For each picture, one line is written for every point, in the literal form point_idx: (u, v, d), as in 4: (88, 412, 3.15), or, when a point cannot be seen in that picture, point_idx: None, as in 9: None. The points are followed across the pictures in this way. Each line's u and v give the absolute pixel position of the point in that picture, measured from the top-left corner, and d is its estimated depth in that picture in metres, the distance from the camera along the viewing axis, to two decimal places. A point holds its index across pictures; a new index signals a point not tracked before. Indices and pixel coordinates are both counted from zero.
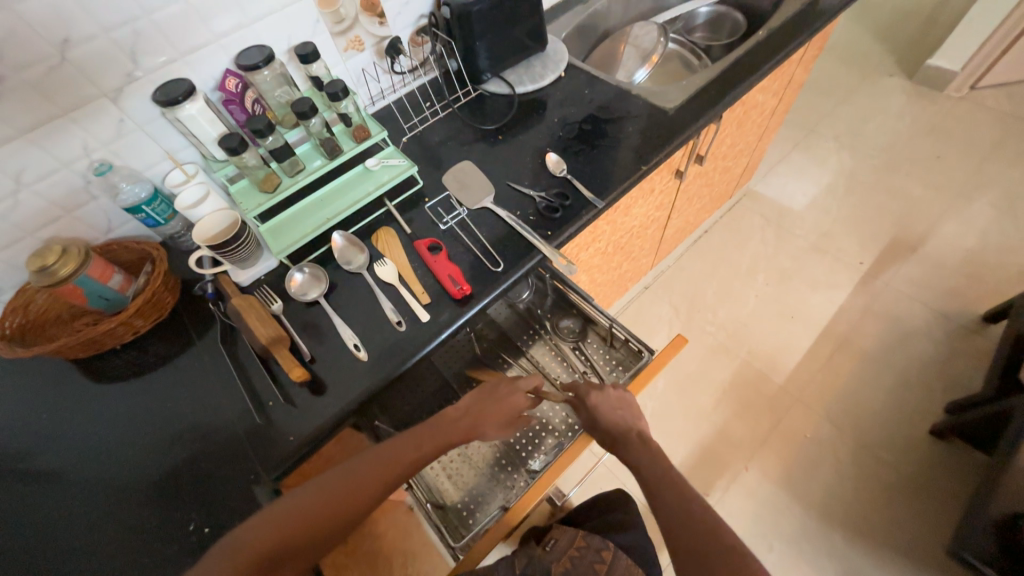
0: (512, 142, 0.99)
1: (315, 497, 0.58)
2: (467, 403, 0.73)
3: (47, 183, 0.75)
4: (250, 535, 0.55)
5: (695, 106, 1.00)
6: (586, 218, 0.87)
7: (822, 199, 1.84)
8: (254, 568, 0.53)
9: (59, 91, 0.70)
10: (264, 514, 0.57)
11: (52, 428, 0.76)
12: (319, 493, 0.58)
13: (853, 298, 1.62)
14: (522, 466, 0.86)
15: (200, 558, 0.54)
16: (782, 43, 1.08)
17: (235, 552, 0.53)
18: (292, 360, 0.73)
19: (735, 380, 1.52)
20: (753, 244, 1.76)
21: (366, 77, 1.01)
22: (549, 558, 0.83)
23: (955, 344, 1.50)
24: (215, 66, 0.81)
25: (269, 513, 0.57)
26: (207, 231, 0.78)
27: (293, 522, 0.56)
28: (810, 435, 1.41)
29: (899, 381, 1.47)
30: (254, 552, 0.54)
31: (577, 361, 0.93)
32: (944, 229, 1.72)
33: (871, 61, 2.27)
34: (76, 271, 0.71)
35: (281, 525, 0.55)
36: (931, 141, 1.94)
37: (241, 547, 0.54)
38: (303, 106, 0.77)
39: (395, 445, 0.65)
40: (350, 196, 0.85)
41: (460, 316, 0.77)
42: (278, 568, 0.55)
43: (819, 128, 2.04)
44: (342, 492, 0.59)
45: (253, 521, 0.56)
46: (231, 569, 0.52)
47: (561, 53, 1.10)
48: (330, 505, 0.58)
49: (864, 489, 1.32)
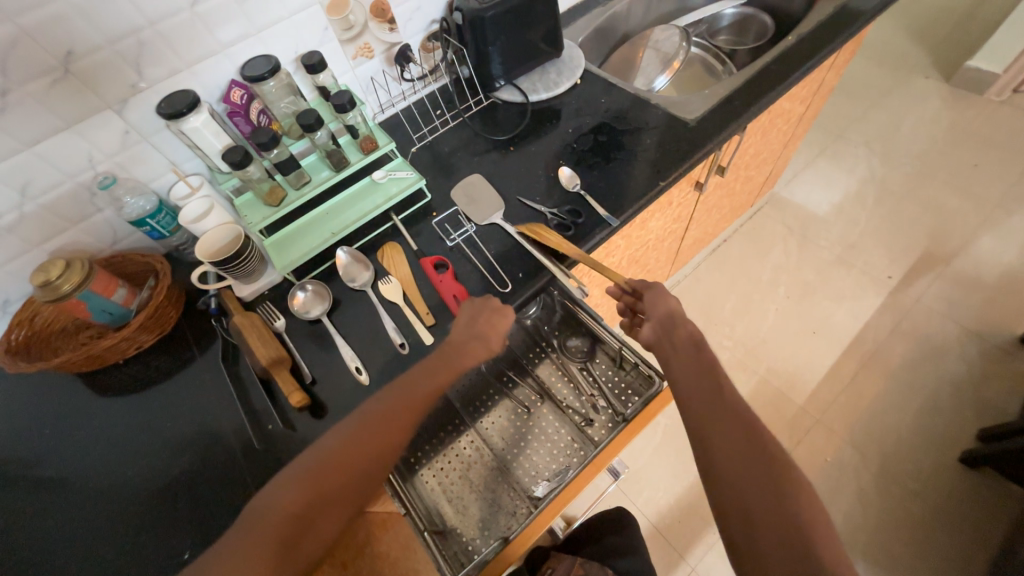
0: (524, 153, 0.96)
1: (332, 452, 0.58)
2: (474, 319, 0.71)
3: (53, 195, 0.75)
4: (280, 500, 0.56)
5: (718, 116, 0.95)
6: (599, 236, 0.83)
7: (848, 208, 1.76)
8: (308, 503, 0.56)
9: (62, 105, 0.68)
10: (283, 477, 0.57)
11: (58, 440, 0.76)
12: (336, 452, 0.58)
13: (880, 315, 1.55)
14: (525, 492, 0.83)
15: (259, 493, 0.57)
16: (814, 48, 1.02)
17: (293, 486, 0.57)
18: (293, 383, 0.71)
19: (753, 398, 1.47)
20: (774, 254, 1.70)
21: (375, 85, 0.98)
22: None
23: (990, 366, 1.42)
24: (221, 77, 0.79)
25: (290, 473, 0.58)
26: (212, 245, 0.77)
27: (317, 479, 0.57)
28: (831, 459, 1.35)
29: (929, 404, 1.39)
30: (285, 514, 0.55)
31: (585, 383, 0.89)
32: (980, 243, 1.62)
33: (905, 61, 2.16)
34: (79, 286, 0.70)
35: (303, 488, 0.56)
36: (969, 148, 1.84)
37: (272, 510, 0.55)
38: (309, 118, 0.75)
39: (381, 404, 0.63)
40: (358, 209, 0.83)
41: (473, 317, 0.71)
42: (326, 506, 0.57)
43: (847, 133, 1.95)
44: (351, 455, 0.59)
45: (279, 483, 0.57)
46: (294, 499, 0.56)
47: (577, 59, 1.06)
48: (361, 445, 0.59)
49: (889, 519, 1.26)
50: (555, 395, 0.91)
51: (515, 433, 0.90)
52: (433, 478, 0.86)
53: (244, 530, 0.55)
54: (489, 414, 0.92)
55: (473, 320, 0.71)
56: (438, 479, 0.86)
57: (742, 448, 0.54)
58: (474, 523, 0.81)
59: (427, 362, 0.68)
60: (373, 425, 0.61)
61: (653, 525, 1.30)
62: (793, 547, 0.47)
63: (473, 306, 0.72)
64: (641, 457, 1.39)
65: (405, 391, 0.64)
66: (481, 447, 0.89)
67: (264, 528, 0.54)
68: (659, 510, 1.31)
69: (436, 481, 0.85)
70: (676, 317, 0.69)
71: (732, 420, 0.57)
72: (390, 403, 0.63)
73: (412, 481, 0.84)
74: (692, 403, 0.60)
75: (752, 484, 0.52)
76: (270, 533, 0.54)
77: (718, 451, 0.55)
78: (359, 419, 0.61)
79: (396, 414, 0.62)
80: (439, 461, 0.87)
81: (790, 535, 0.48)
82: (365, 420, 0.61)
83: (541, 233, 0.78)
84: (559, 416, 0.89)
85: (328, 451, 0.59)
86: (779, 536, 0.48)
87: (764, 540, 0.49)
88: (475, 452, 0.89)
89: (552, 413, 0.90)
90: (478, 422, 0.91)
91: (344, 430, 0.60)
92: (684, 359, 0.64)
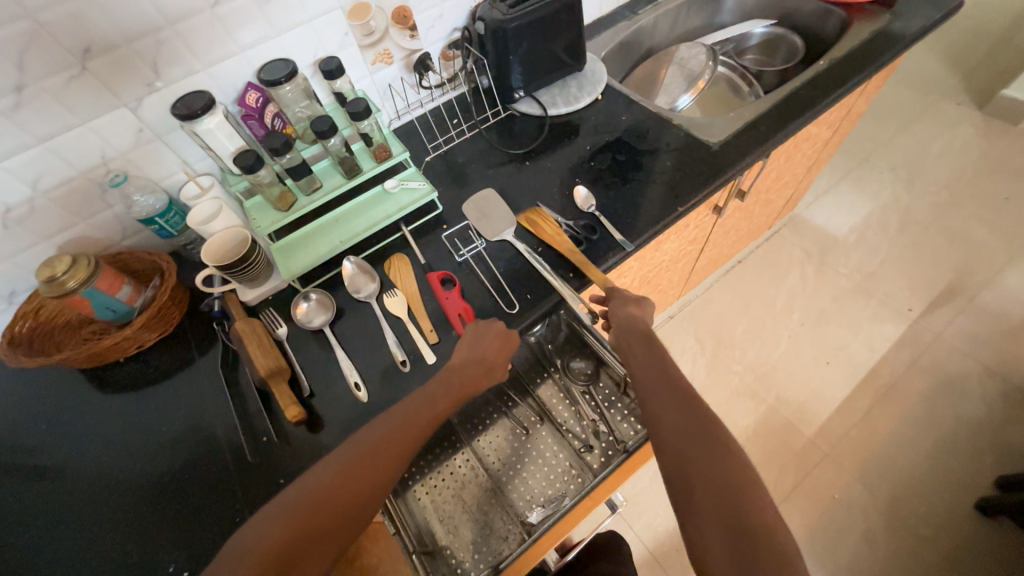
0: (540, 168, 0.93)
1: (324, 485, 0.56)
2: (476, 346, 0.69)
3: (64, 190, 0.74)
4: (267, 534, 0.53)
5: (742, 141, 0.92)
6: (611, 260, 0.80)
7: (870, 235, 1.71)
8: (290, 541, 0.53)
9: (78, 101, 0.68)
10: (270, 512, 0.55)
11: (54, 436, 0.76)
12: (324, 486, 0.56)
13: (898, 349, 1.50)
14: (518, 517, 0.80)
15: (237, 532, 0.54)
16: (846, 74, 0.99)
17: (278, 515, 0.54)
18: (289, 396, 0.70)
19: (760, 426, 1.43)
20: (790, 279, 1.65)
21: (392, 92, 0.97)
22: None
23: (1012, 409, 1.37)
24: (238, 78, 0.78)
25: (277, 508, 0.55)
26: (217, 248, 0.76)
27: (304, 515, 0.54)
28: (839, 496, 1.31)
29: (944, 446, 1.34)
30: (269, 552, 0.52)
31: (587, 407, 0.86)
32: (1007, 280, 1.56)
33: (935, 86, 2.10)
34: (84, 283, 0.70)
35: (291, 519, 0.54)
36: (1000, 180, 1.78)
37: (254, 549, 0.52)
38: (323, 124, 0.73)
39: (379, 426, 0.62)
40: (367, 219, 0.82)
41: (477, 338, 0.70)
42: (314, 544, 0.54)
43: (872, 157, 1.90)
44: (342, 489, 0.56)
45: (263, 521, 0.54)
46: (276, 532, 0.53)
47: (599, 74, 1.04)
48: (354, 479, 0.57)
49: (895, 564, 1.21)
50: (555, 417, 0.88)
51: (512, 454, 0.87)
52: (426, 496, 0.83)
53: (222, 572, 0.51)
54: (487, 432, 0.89)
55: (474, 349, 0.69)
56: (431, 497, 0.83)
57: (695, 439, 0.53)
58: (464, 545, 0.78)
59: (427, 387, 0.67)
60: (365, 459, 0.58)
61: (650, 552, 1.27)
62: (737, 538, 0.46)
63: (477, 329, 0.71)
64: (639, 481, 1.36)
65: (406, 416, 0.63)
66: (476, 466, 0.86)
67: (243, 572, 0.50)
68: (656, 537, 1.28)
69: (428, 499, 0.83)
70: (634, 320, 0.69)
71: (689, 412, 0.56)
72: (384, 433, 0.61)
73: (404, 498, 0.81)
74: (652, 395, 0.60)
75: (703, 475, 0.50)
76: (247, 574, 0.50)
77: (673, 442, 0.54)
78: (354, 449, 0.59)
79: (391, 441, 0.60)
80: (432, 478, 0.85)
81: (735, 527, 0.46)
82: (359, 449, 0.59)
83: (538, 221, 0.82)
84: (558, 440, 0.86)
85: (321, 483, 0.56)
86: (720, 519, 0.47)
87: (710, 529, 0.47)
88: (471, 472, 0.86)
89: (551, 436, 0.87)
90: (475, 440, 0.88)
91: (337, 462, 0.58)
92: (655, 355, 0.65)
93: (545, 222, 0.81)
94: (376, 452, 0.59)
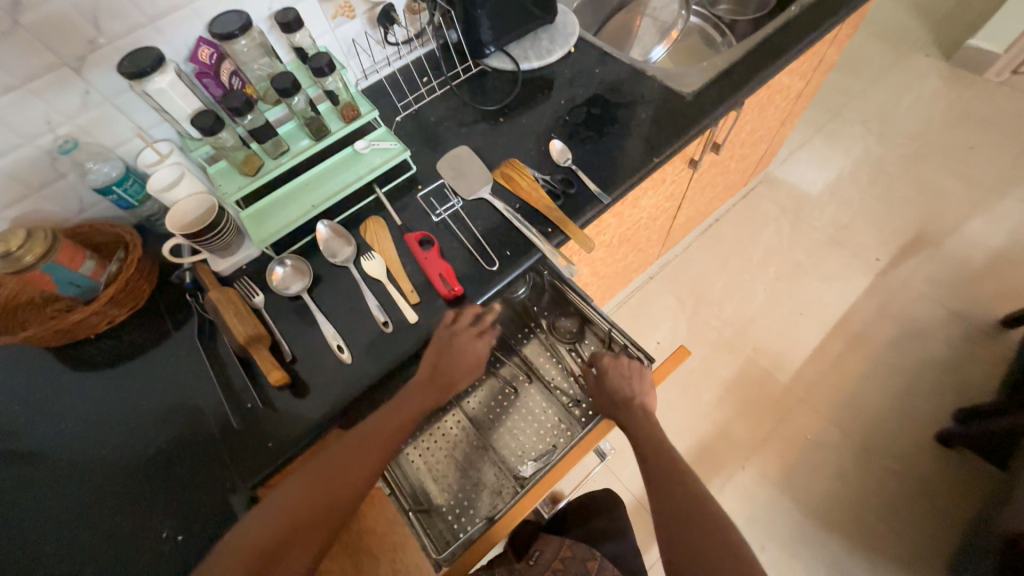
0: (515, 124, 0.92)
1: (312, 481, 0.61)
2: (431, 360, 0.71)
3: (10, 159, 0.70)
4: (264, 522, 0.59)
5: (716, 91, 0.92)
6: (590, 213, 0.81)
7: (842, 189, 1.75)
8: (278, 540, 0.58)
9: (13, 60, 0.63)
10: (266, 507, 0.60)
11: (28, 416, 0.74)
12: (312, 487, 0.61)
13: (868, 296, 1.56)
14: (511, 471, 0.83)
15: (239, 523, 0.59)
16: (817, 20, 0.98)
17: (273, 513, 0.59)
18: (271, 361, 0.70)
19: (739, 377, 1.48)
20: (766, 234, 1.69)
21: (357, 48, 0.93)
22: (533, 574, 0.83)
23: (970, 348, 1.45)
24: (187, 33, 0.73)
25: (270, 504, 0.60)
26: (183, 217, 0.73)
27: (294, 513, 0.59)
28: (812, 436, 1.39)
29: (909, 385, 1.42)
30: (255, 547, 0.57)
31: (573, 362, 0.88)
32: (970, 226, 1.63)
33: (906, 38, 2.11)
34: (42, 258, 0.67)
35: (284, 516, 0.59)
36: (965, 129, 1.82)
37: (249, 537, 0.58)
38: (285, 82, 0.70)
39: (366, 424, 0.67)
40: (339, 181, 0.79)
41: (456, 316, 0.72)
42: (296, 540, 0.59)
43: (844, 111, 1.92)
44: (326, 491, 0.61)
45: (261, 510, 0.60)
46: (268, 528, 0.58)
47: (572, 25, 1.01)
48: (337, 474, 0.62)
49: (863, 495, 1.31)
50: (542, 374, 0.90)
51: (502, 413, 0.89)
52: (419, 457, 0.85)
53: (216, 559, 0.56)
54: (475, 393, 0.90)
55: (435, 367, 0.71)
56: (424, 458, 0.85)
57: (689, 499, 0.64)
58: (460, 502, 0.81)
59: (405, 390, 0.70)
60: (346, 458, 0.63)
61: (638, 501, 1.33)
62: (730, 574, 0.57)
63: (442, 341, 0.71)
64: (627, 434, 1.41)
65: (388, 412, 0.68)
66: (466, 426, 0.88)
67: (231, 564, 0.56)
68: (643, 486, 1.34)
69: (421, 459, 0.85)
70: (617, 380, 0.73)
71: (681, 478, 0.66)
72: (368, 430, 0.66)
73: (397, 460, 0.83)
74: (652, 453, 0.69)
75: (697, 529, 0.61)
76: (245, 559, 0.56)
77: (673, 506, 0.64)
78: (339, 448, 0.64)
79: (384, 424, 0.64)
80: (424, 440, 0.86)
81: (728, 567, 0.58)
82: (340, 451, 0.64)
83: (514, 177, 0.83)
84: (547, 396, 0.89)
85: (306, 483, 0.61)
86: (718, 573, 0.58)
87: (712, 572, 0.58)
88: (462, 432, 0.87)
89: (540, 393, 0.89)
90: (464, 402, 0.90)
91: (324, 461, 0.63)
92: (653, 445, 0.69)
93: (523, 180, 0.83)
94: (356, 447, 0.64)
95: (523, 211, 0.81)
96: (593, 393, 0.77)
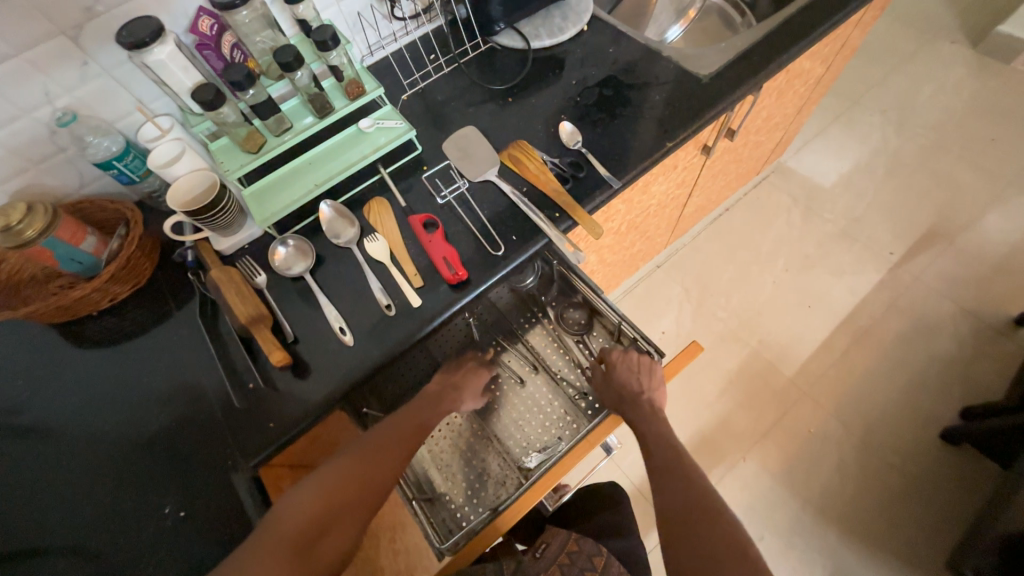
0: (524, 105, 0.89)
1: (342, 467, 0.60)
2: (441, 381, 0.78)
3: (8, 131, 0.69)
4: (301, 501, 0.56)
5: (733, 74, 0.88)
6: (599, 199, 0.79)
7: (857, 181, 1.70)
8: (315, 526, 0.54)
9: (9, 27, 0.62)
10: (299, 491, 0.57)
11: (31, 392, 0.74)
12: (346, 472, 0.60)
13: (878, 291, 1.53)
14: (515, 462, 0.83)
15: (270, 509, 0.56)
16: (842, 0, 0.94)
17: (306, 495, 0.57)
18: (273, 342, 0.69)
19: (743, 369, 1.47)
20: (777, 225, 1.65)
21: (362, 22, 0.90)
22: (539, 566, 0.82)
23: (980, 345, 1.43)
24: (187, 3, 0.71)
25: (305, 487, 0.58)
26: (184, 193, 0.72)
27: (332, 494, 0.57)
28: (815, 430, 1.38)
29: (916, 381, 1.40)
30: (296, 530, 0.54)
31: (580, 354, 0.87)
32: (987, 222, 1.59)
33: (932, 23, 2.03)
34: (43, 233, 0.66)
35: (324, 498, 0.57)
36: (988, 120, 1.76)
37: (290, 517, 0.54)
38: (288, 55, 0.67)
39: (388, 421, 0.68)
40: (342, 160, 0.78)
41: (456, 302, 0.72)
42: (335, 524, 0.56)
43: (863, 100, 1.86)
44: (357, 478, 0.59)
45: (298, 491, 0.57)
46: (306, 509, 0.55)
47: (585, 2, 0.97)
48: (369, 458, 0.62)
49: (864, 489, 1.30)
50: (549, 365, 0.89)
51: (507, 404, 0.88)
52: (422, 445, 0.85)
53: (254, 544, 0.52)
54: None
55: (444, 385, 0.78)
56: (428, 447, 0.85)
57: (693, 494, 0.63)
58: (463, 492, 0.81)
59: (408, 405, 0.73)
60: (374, 446, 0.63)
61: (637, 489, 1.33)
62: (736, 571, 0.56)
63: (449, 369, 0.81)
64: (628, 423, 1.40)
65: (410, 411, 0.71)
66: (470, 416, 0.88)
67: (276, 543, 0.52)
68: (642, 475, 1.34)
69: (425, 448, 0.85)
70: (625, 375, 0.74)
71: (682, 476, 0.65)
72: (394, 426, 0.68)
73: None
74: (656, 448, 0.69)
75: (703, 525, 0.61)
76: (288, 539, 0.53)
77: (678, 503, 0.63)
78: (359, 445, 0.63)
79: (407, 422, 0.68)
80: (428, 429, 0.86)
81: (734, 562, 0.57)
82: (363, 448, 0.63)
83: (523, 159, 0.81)
84: (553, 388, 0.88)
85: (336, 470, 0.60)
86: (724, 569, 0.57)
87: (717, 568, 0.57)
88: (467, 422, 0.88)
89: (546, 384, 0.89)
90: None
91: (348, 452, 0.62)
92: (658, 441, 0.69)
93: (532, 161, 0.81)
94: (376, 444, 0.64)
95: (531, 195, 0.80)
96: (601, 387, 0.76)
